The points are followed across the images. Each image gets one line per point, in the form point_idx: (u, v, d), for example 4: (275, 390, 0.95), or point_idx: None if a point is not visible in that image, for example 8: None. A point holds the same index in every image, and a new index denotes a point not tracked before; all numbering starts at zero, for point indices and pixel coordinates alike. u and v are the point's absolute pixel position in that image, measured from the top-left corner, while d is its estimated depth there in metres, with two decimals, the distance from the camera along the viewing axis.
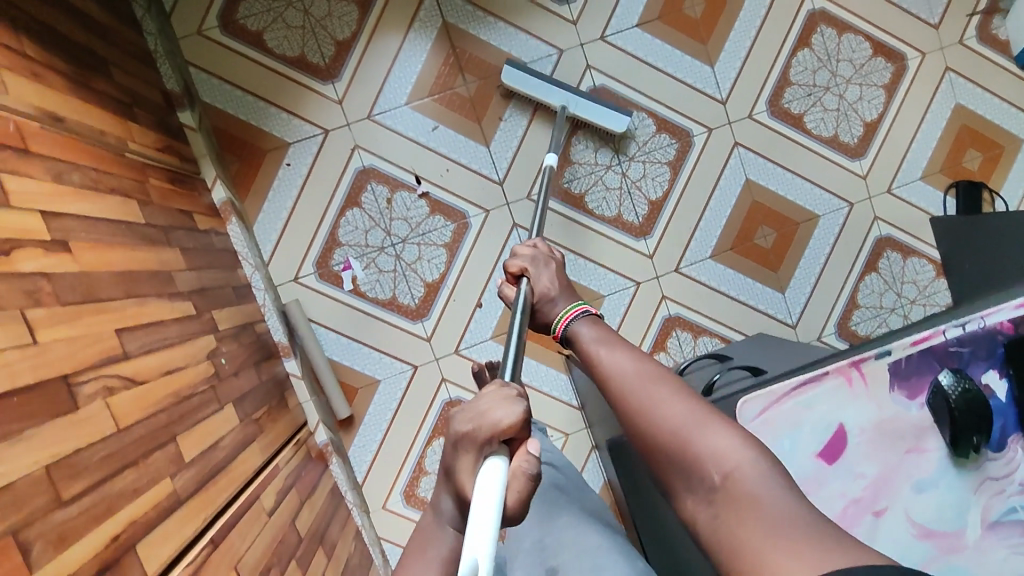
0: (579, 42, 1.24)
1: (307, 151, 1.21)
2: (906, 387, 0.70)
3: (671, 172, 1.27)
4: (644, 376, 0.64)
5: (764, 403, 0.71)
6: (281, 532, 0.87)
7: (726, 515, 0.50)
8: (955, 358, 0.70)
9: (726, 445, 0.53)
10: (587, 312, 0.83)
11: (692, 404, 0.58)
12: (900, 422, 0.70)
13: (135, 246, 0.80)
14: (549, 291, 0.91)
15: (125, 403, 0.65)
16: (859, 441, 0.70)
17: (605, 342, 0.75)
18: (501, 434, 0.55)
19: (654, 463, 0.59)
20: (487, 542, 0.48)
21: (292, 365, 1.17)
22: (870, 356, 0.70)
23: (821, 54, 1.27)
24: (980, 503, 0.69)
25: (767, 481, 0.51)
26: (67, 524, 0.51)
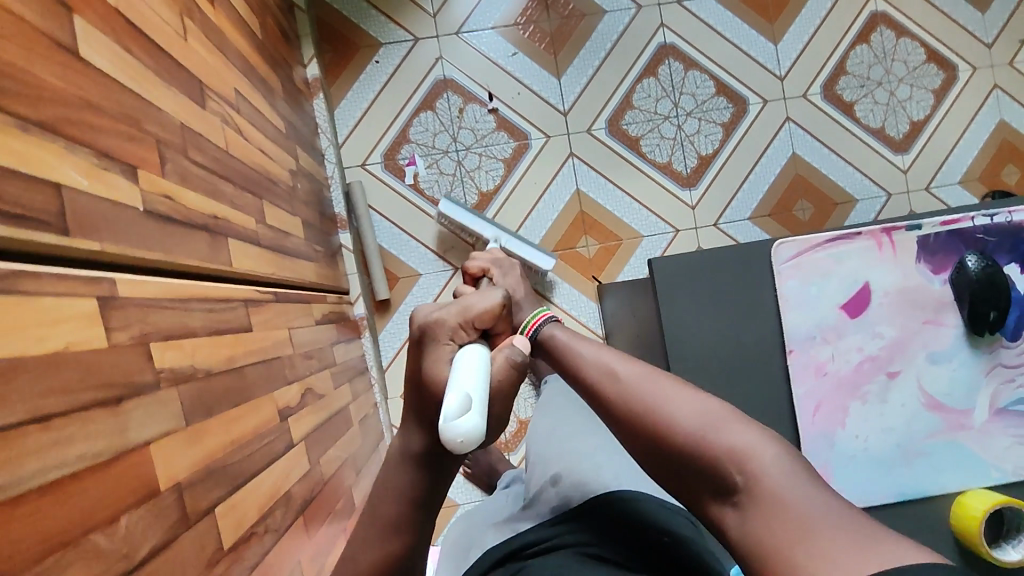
0: (656, 2, 1.35)
1: (397, 53, 1.32)
2: (932, 262, 0.83)
3: (724, 133, 1.35)
4: (644, 376, 0.65)
5: (800, 249, 0.83)
6: (321, 343, 0.93)
7: (755, 516, 0.53)
8: (981, 244, 0.83)
9: (748, 445, 0.56)
10: (556, 319, 0.80)
11: (705, 406, 0.60)
12: (923, 293, 0.83)
13: (253, 49, 0.89)
14: (513, 296, 0.88)
15: (233, 141, 0.72)
16: (883, 302, 0.83)
17: (583, 345, 0.73)
18: (474, 319, 0.66)
19: (666, 471, 0.61)
20: (473, 386, 0.57)
21: (346, 238, 1.25)
22: (902, 228, 0.83)
23: (877, 51, 1.37)
24: (990, 388, 0.84)
25: (790, 478, 0.54)
26: (188, 173, 0.58)
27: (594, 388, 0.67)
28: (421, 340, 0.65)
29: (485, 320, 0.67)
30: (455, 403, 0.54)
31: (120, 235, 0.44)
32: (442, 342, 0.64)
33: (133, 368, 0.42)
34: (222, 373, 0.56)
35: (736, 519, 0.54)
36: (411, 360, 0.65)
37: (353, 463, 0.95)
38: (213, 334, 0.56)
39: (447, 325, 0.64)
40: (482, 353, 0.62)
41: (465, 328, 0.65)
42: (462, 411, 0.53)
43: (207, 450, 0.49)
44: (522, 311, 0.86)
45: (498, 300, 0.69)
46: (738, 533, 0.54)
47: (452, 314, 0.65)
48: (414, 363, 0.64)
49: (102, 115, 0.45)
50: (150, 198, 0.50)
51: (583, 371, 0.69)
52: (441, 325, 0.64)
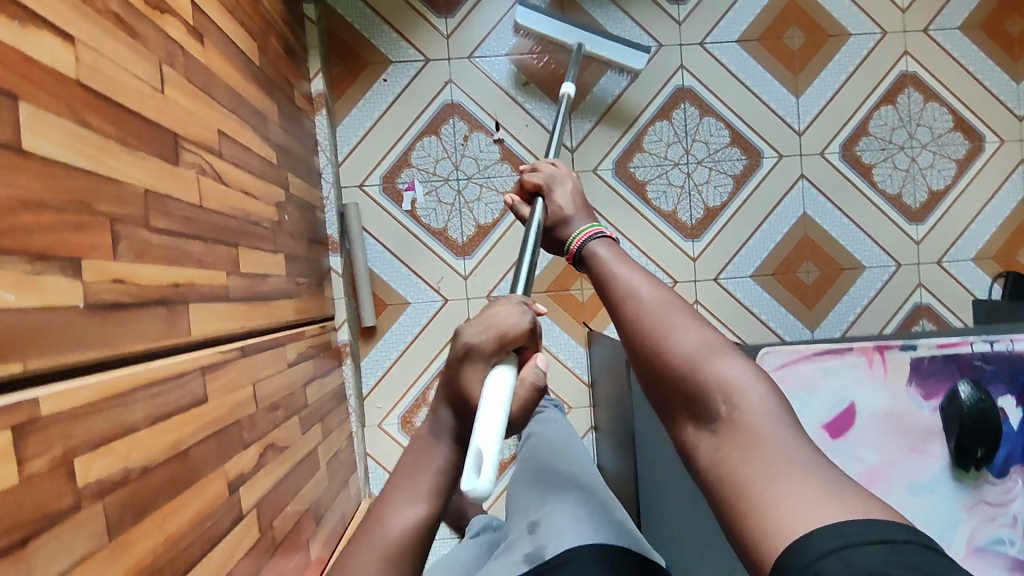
0: (679, 42, 1.30)
1: (405, 72, 1.27)
2: (924, 386, 0.77)
3: (734, 185, 1.31)
4: (659, 299, 0.60)
5: (785, 359, 0.77)
6: (292, 385, 0.91)
7: (730, 447, 0.48)
8: (977, 371, 0.77)
9: (741, 379, 0.51)
10: (604, 235, 0.77)
11: (709, 337, 0.54)
12: (909, 417, 0.76)
13: (249, 79, 0.85)
14: (563, 211, 0.87)
15: (210, 191, 0.69)
16: (867, 424, 0.76)
17: (618, 263, 0.70)
18: (508, 345, 0.62)
19: (654, 391, 0.56)
20: (494, 437, 0.54)
21: (336, 260, 1.23)
22: (896, 346, 0.77)
23: (903, 114, 1.32)
24: (970, 525, 0.75)
25: (778, 422, 0.48)
26: (148, 245, 0.55)
27: (613, 304, 0.63)
28: (459, 356, 0.63)
29: (519, 342, 0.63)
30: (471, 461, 0.52)
31: (51, 346, 0.41)
32: (478, 361, 0.63)
33: (50, 497, 0.39)
34: (162, 463, 0.53)
35: (710, 447, 0.49)
36: (447, 371, 0.65)
37: (314, 510, 0.92)
38: (156, 422, 0.53)
39: (484, 352, 0.62)
40: (509, 380, 0.60)
41: (500, 351, 0.62)
42: (480, 468, 0.51)
43: (132, 559, 0.47)
44: (573, 225, 0.84)
45: (530, 321, 0.65)
46: (708, 462, 0.49)
47: (488, 339, 0.62)
48: (451, 374, 0.64)
49: (44, 212, 0.42)
50: (95, 290, 0.46)
51: (611, 285, 0.66)
52: (478, 349, 0.62)
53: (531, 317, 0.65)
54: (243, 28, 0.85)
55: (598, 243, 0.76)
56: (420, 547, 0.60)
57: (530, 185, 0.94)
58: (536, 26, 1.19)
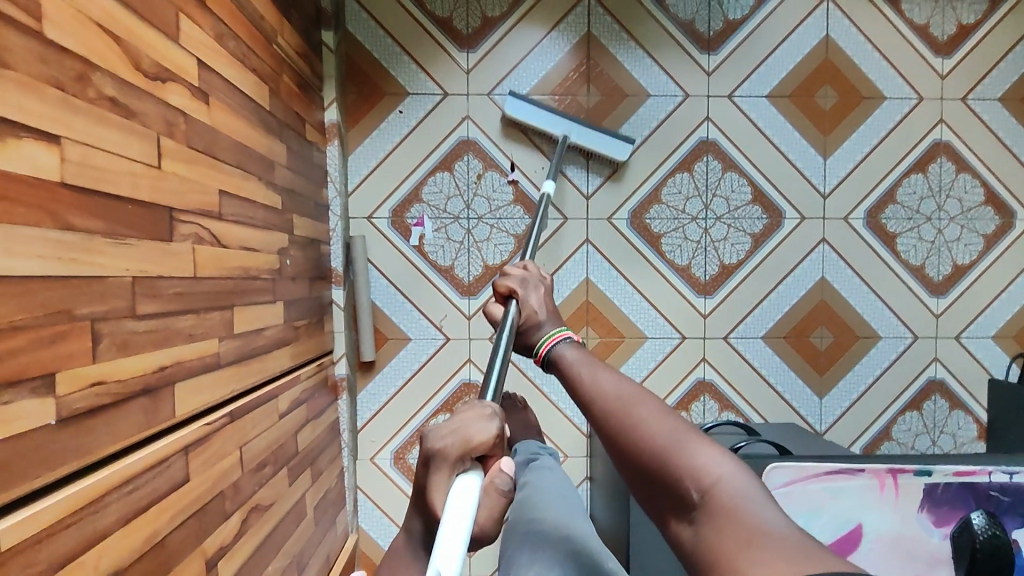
0: (706, 93, 1.26)
1: (422, 105, 1.25)
2: (935, 514, 0.67)
3: (752, 244, 1.27)
4: (622, 391, 0.62)
5: (787, 479, 0.67)
6: (283, 437, 0.89)
7: (710, 532, 0.46)
8: (993, 503, 0.67)
9: (709, 459, 0.50)
10: (571, 338, 0.84)
11: (671, 420, 0.55)
12: (919, 544, 0.67)
13: (256, 126, 0.84)
14: (536, 315, 0.92)
15: (206, 258, 0.67)
16: (872, 548, 0.67)
17: (587, 364, 0.73)
18: (471, 452, 0.63)
19: (633, 483, 0.55)
20: (453, 560, 0.56)
21: (339, 294, 1.22)
22: (910, 470, 0.67)
23: (933, 184, 1.28)
24: None
25: (750, 499, 0.47)
26: (132, 335, 0.53)
27: (584, 401, 0.65)
28: (425, 461, 0.64)
29: (483, 450, 0.64)
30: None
31: (19, 470, 0.40)
32: (443, 468, 0.63)
33: None
34: (134, 562, 0.52)
35: (693, 536, 0.48)
36: (419, 476, 0.66)
37: (297, 562, 0.91)
38: (131, 520, 0.52)
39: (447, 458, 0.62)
40: (477, 485, 0.62)
41: (462, 460, 0.63)
42: None
43: None
44: (543, 332, 0.89)
45: (497, 429, 0.65)
46: (694, 552, 0.47)
47: (453, 446, 0.63)
48: (422, 481, 0.65)
49: (17, 334, 0.40)
50: (70, 400, 0.45)
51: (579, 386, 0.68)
52: (443, 454, 0.63)
53: (498, 423, 0.66)
54: (253, 74, 0.83)
55: (565, 347, 0.82)
56: None
57: (502, 288, 0.97)
58: (525, 118, 1.22)
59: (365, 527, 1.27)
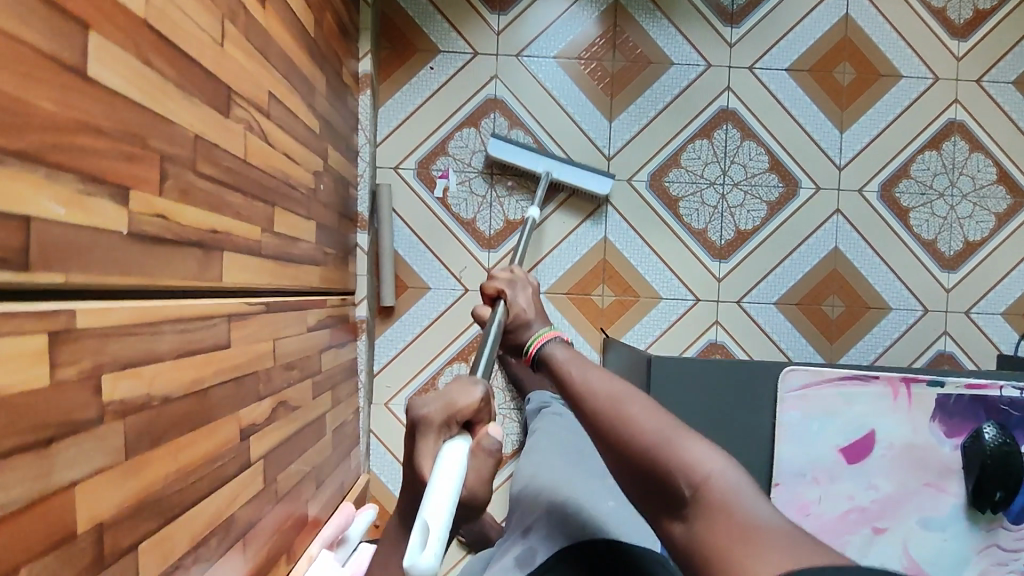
0: (728, 63, 1.30)
1: (453, 63, 1.29)
2: (947, 424, 0.76)
3: (768, 212, 1.30)
4: (614, 393, 0.71)
5: (808, 380, 0.75)
6: (309, 350, 0.93)
7: (702, 527, 0.58)
8: (1003, 415, 0.76)
9: (698, 459, 0.60)
10: (559, 337, 0.90)
11: (661, 419, 0.65)
12: (928, 451, 0.76)
13: (302, 47, 0.88)
14: (525, 314, 0.96)
15: (255, 148, 0.71)
16: (885, 453, 0.75)
17: (575, 363, 0.82)
18: (456, 414, 0.67)
19: (627, 477, 0.66)
20: (440, 516, 0.61)
21: (363, 238, 1.25)
22: (924, 381, 0.75)
23: (947, 161, 1.31)
24: (979, 565, 0.79)
25: (736, 492, 0.58)
26: (191, 188, 0.57)
27: (579, 402, 0.74)
28: (412, 429, 0.69)
29: (468, 415, 0.68)
30: (415, 537, 0.60)
31: (99, 261, 0.44)
32: (430, 434, 0.68)
33: (75, 406, 0.41)
34: (181, 397, 0.55)
35: (685, 526, 0.59)
36: (409, 444, 0.70)
37: (316, 474, 0.94)
38: (181, 357, 0.55)
39: (431, 422, 0.67)
40: (464, 451, 0.66)
41: (448, 424, 0.68)
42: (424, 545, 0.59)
43: (142, 483, 0.48)
44: (533, 331, 0.94)
45: (480, 394, 0.69)
46: (687, 538, 0.59)
47: (437, 410, 0.67)
48: (411, 449, 0.69)
49: (102, 137, 0.44)
50: (139, 219, 0.48)
51: (572, 386, 0.77)
52: (429, 420, 0.67)
53: (483, 388, 0.70)
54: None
55: (554, 346, 0.89)
56: None
57: (490, 289, 1.00)
58: (508, 158, 1.23)
59: (375, 471, 1.29)
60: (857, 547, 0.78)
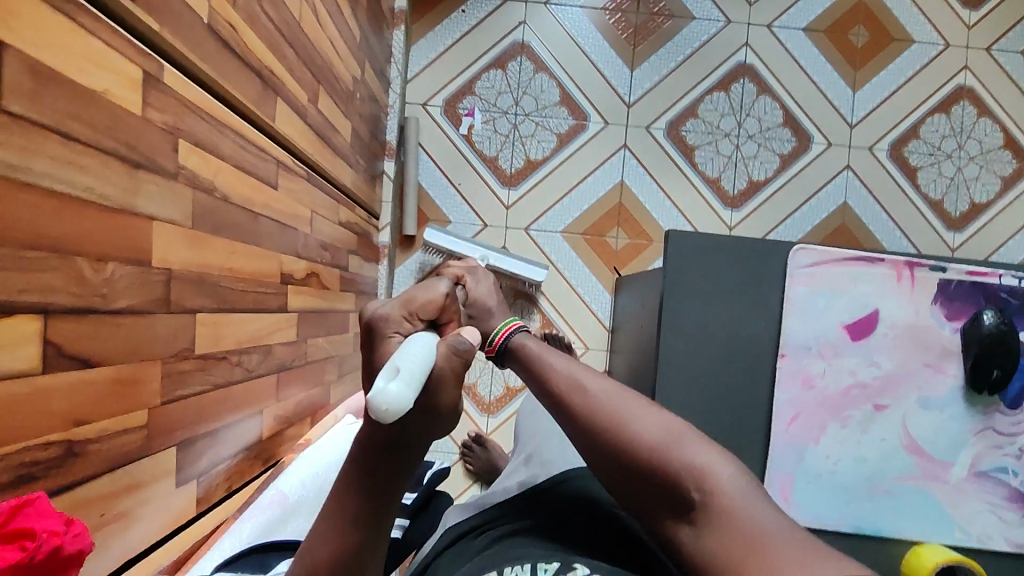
0: (747, 21, 1.35)
1: (484, 7, 1.35)
2: (948, 307, 0.86)
3: (780, 164, 1.35)
4: (601, 388, 0.58)
5: (818, 258, 0.85)
6: (339, 244, 0.96)
7: (715, 539, 0.48)
8: (1003, 302, 0.87)
9: (708, 463, 0.51)
10: (526, 328, 0.68)
11: (657, 416, 0.55)
12: (928, 331, 0.86)
13: None
14: (485, 304, 0.70)
15: (308, 19, 0.76)
16: (887, 331, 0.86)
17: (542, 347, 0.65)
18: (415, 308, 0.55)
19: (615, 481, 0.55)
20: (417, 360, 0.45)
21: (390, 166, 1.30)
22: (926, 265, 0.86)
23: (955, 124, 1.35)
24: (973, 444, 0.87)
25: (751, 497, 0.49)
26: (257, 19, 0.61)
27: (554, 396, 0.60)
28: (365, 342, 0.55)
29: (431, 311, 0.56)
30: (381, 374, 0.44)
31: (184, 33, 0.48)
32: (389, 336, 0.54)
33: (159, 149, 0.45)
34: (236, 206, 0.58)
35: (691, 537, 0.50)
36: (367, 358, 0.55)
37: (339, 364, 0.97)
38: (239, 169, 0.59)
39: (388, 319, 0.54)
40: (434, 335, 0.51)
41: (410, 320, 0.55)
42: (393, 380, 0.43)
43: (203, 260, 0.52)
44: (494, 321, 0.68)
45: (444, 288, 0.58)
46: (694, 551, 0.49)
47: (394, 306, 0.55)
48: (368, 360, 0.54)
49: None
50: (216, 18, 0.53)
51: (540, 373, 0.62)
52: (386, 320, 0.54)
53: (448, 286, 0.59)
54: None
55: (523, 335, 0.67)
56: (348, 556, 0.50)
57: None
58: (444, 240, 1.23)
59: None
60: (859, 423, 0.87)
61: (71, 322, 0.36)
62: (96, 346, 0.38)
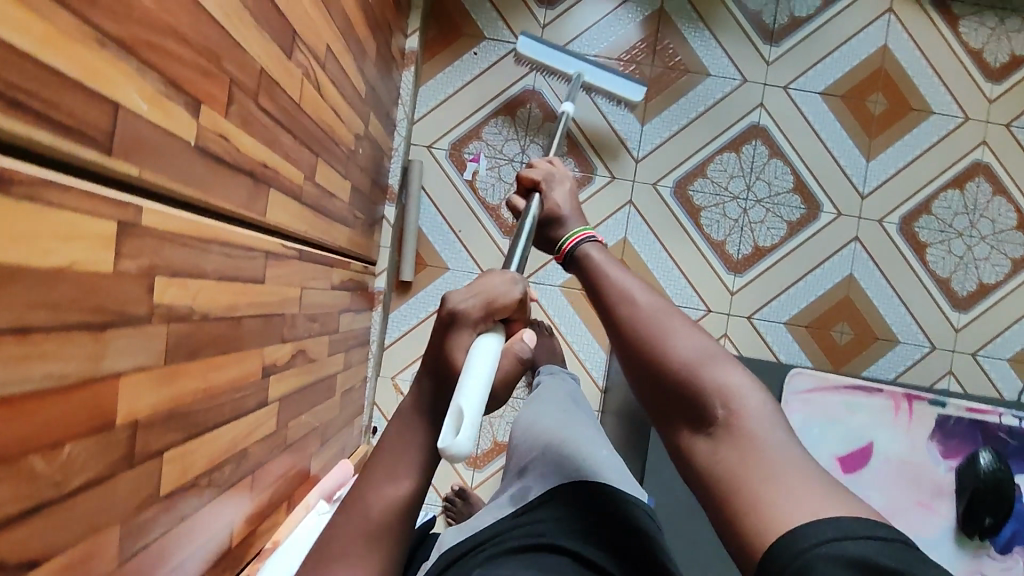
0: (763, 81, 1.32)
1: (496, 51, 1.31)
2: (946, 444, 0.98)
3: (788, 231, 1.32)
4: (656, 309, 0.66)
5: (818, 386, 0.98)
6: (331, 308, 0.94)
7: (727, 449, 0.54)
8: (1001, 442, 0.99)
9: (735, 385, 0.57)
10: (594, 239, 0.83)
11: (701, 342, 0.61)
12: (921, 466, 0.97)
13: (359, 10, 0.90)
14: (559, 208, 0.92)
15: (309, 97, 0.73)
16: (881, 463, 0.97)
17: (613, 269, 0.75)
18: (494, 313, 0.64)
19: (649, 389, 0.62)
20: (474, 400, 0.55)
21: (390, 211, 1.26)
22: (926, 400, 0.99)
23: (968, 202, 1.32)
24: None
25: (768, 426, 0.55)
26: (252, 118, 0.58)
27: (613, 310, 0.69)
28: (443, 323, 0.64)
29: (504, 314, 0.65)
30: (449, 421, 0.54)
31: (166, 167, 0.44)
32: (465, 327, 0.63)
33: (131, 299, 0.42)
34: (217, 321, 0.55)
35: (704, 446, 0.56)
36: (433, 342, 0.65)
37: (322, 432, 0.95)
38: (222, 280, 0.56)
39: (471, 319, 0.62)
40: (493, 353, 0.61)
41: (486, 319, 0.64)
42: (457, 427, 0.53)
43: (175, 393, 0.49)
44: (567, 226, 0.90)
45: (518, 290, 0.66)
46: (704, 459, 0.56)
47: (474, 302, 0.63)
48: (439, 344, 0.64)
49: (185, 49, 0.45)
50: (205, 134, 0.49)
51: (603, 288, 0.72)
52: (465, 315, 0.63)
53: (520, 288, 0.67)
54: None
55: (590, 247, 0.82)
56: (400, 520, 0.63)
57: (527, 180, 0.97)
58: (538, 57, 1.19)
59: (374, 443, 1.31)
60: None
61: (21, 528, 0.33)
62: (48, 541, 0.36)
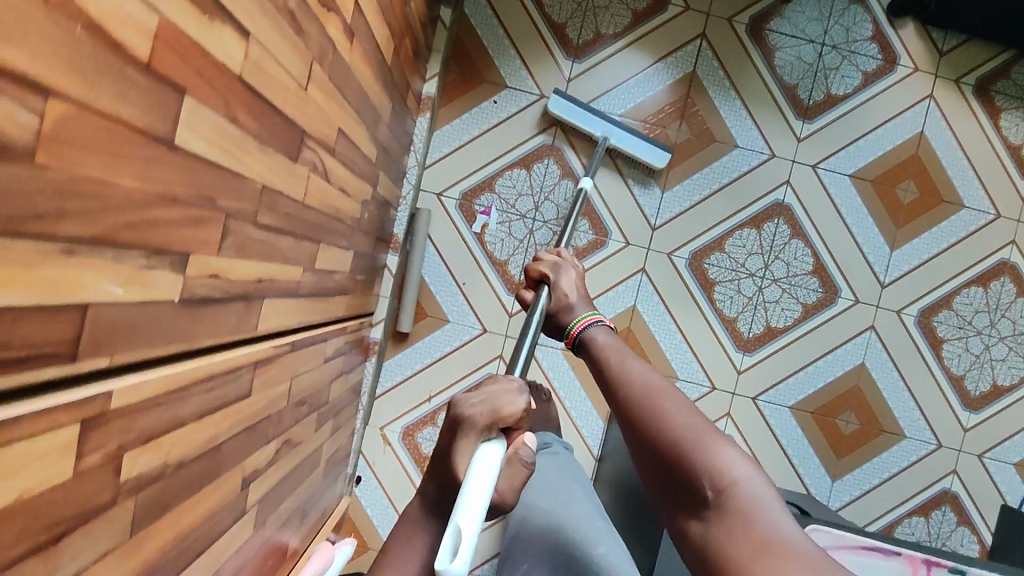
0: (792, 157, 1.27)
1: (517, 102, 1.27)
2: None
3: (801, 313, 1.28)
4: (651, 387, 0.62)
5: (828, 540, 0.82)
6: (321, 382, 0.90)
7: (720, 531, 0.49)
8: None
9: (728, 462, 0.52)
10: (601, 323, 0.80)
11: (693, 416, 0.57)
12: None
13: (375, 76, 0.85)
14: (568, 298, 0.86)
15: (315, 188, 0.69)
16: None
17: (618, 349, 0.72)
18: (500, 422, 0.57)
19: (645, 470, 0.57)
20: (476, 521, 0.51)
21: (393, 260, 1.22)
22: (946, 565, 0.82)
23: (991, 300, 1.28)
24: None
25: (764, 505, 0.49)
26: (248, 240, 0.54)
27: (610, 390, 0.65)
28: (449, 428, 0.59)
29: (511, 423, 0.59)
30: (448, 541, 0.50)
31: (141, 338, 0.41)
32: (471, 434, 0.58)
33: (93, 493, 0.39)
34: (196, 460, 0.52)
35: (700, 532, 0.50)
36: (441, 441, 0.61)
37: (301, 507, 0.92)
38: (204, 417, 0.52)
39: (475, 427, 0.57)
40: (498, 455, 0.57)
41: (491, 428, 0.58)
42: (457, 551, 0.50)
43: (142, 558, 0.46)
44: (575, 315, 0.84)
45: (526, 402, 0.59)
46: (701, 547, 0.50)
47: (479, 409, 0.57)
48: (445, 447, 0.60)
49: (175, 207, 0.41)
50: (192, 283, 0.46)
51: (603, 367, 0.69)
52: (470, 422, 0.57)
53: (526, 396, 0.60)
54: (385, 27, 0.86)
55: (596, 331, 0.79)
56: None
57: (533, 273, 0.92)
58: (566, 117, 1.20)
59: (357, 493, 1.27)
60: None
61: None
62: None
